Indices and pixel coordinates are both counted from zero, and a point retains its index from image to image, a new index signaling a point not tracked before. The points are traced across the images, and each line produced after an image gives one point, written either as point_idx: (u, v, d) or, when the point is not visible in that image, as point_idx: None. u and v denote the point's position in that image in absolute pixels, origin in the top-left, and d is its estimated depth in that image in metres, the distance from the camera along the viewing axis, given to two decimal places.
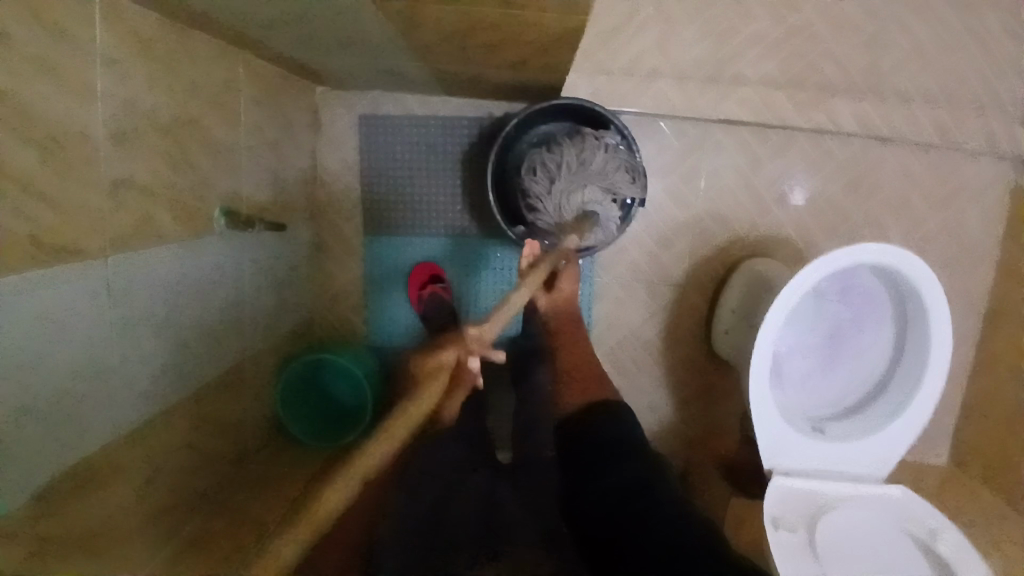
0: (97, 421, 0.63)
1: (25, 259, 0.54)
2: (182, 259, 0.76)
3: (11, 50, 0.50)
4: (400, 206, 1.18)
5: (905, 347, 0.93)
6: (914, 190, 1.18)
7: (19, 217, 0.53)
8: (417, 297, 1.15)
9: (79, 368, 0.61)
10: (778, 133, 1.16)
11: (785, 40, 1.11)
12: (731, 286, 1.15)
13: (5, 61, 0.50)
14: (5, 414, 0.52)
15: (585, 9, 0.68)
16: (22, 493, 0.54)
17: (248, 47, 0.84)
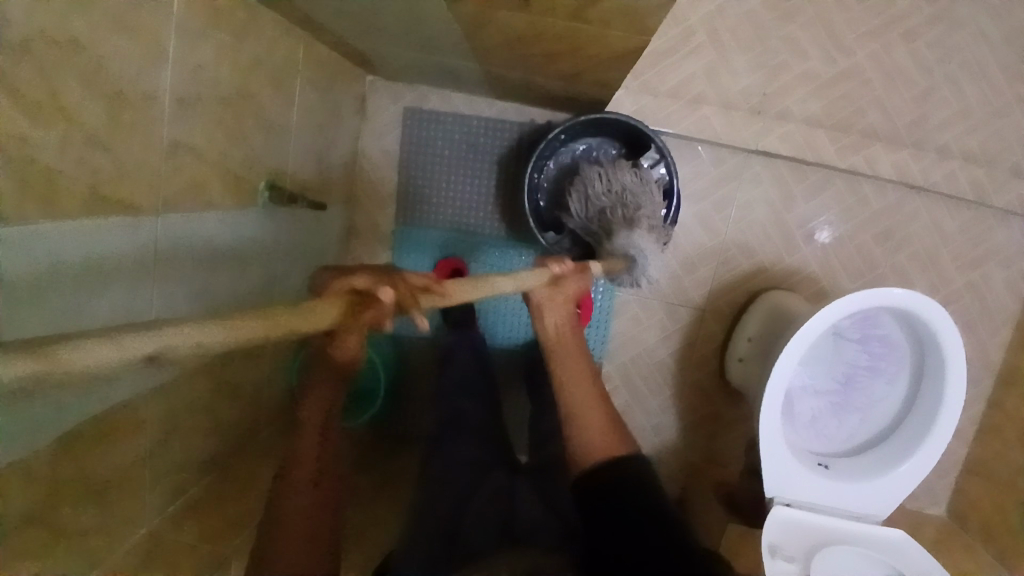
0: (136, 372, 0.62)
1: (78, 206, 0.55)
2: (220, 223, 0.78)
3: (94, 3, 0.52)
4: (434, 201, 1.20)
5: (919, 395, 0.93)
6: (943, 244, 1.19)
7: (83, 167, 0.55)
8: None
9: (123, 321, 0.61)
10: (815, 172, 1.17)
11: (834, 83, 1.12)
12: (750, 315, 1.16)
13: (88, 15, 0.52)
14: None
15: (646, 31, 0.69)
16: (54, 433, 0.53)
17: (314, 30, 0.86)
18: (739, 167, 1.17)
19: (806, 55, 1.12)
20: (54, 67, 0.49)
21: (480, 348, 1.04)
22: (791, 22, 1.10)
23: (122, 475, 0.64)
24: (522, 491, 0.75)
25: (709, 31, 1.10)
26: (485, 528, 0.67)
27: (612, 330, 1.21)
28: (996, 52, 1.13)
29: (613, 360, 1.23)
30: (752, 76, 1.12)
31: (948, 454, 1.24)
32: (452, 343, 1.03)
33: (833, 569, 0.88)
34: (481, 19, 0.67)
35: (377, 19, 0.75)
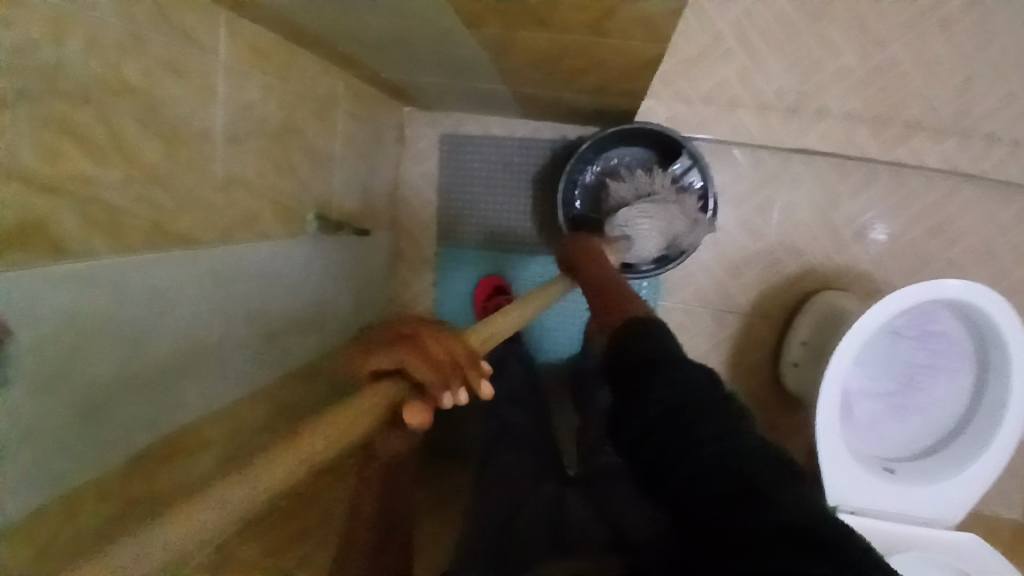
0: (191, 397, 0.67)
1: (141, 238, 0.60)
2: (277, 255, 0.83)
3: (148, 52, 0.58)
4: (473, 221, 1.23)
5: (985, 392, 0.89)
6: (1003, 234, 1.13)
7: (145, 203, 0.60)
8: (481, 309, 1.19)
9: (183, 347, 0.66)
10: (860, 168, 1.14)
11: (873, 75, 1.10)
12: (802, 318, 1.12)
13: (143, 65, 0.57)
14: (113, 379, 0.57)
15: (666, 38, 0.70)
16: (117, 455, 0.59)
17: (351, 66, 0.92)
18: (779, 167, 1.15)
19: (841, 49, 1.09)
20: (113, 111, 0.55)
21: (524, 362, 1.05)
22: (824, 18, 1.09)
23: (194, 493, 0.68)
24: (570, 500, 0.70)
25: (738, 35, 1.10)
26: (535, 521, 0.66)
27: None
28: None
29: None
30: (785, 75, 1.10)
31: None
32: (496, 359, 1.05)
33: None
34: (504, 41, 0.70)
35: (409, 52, 0.79)
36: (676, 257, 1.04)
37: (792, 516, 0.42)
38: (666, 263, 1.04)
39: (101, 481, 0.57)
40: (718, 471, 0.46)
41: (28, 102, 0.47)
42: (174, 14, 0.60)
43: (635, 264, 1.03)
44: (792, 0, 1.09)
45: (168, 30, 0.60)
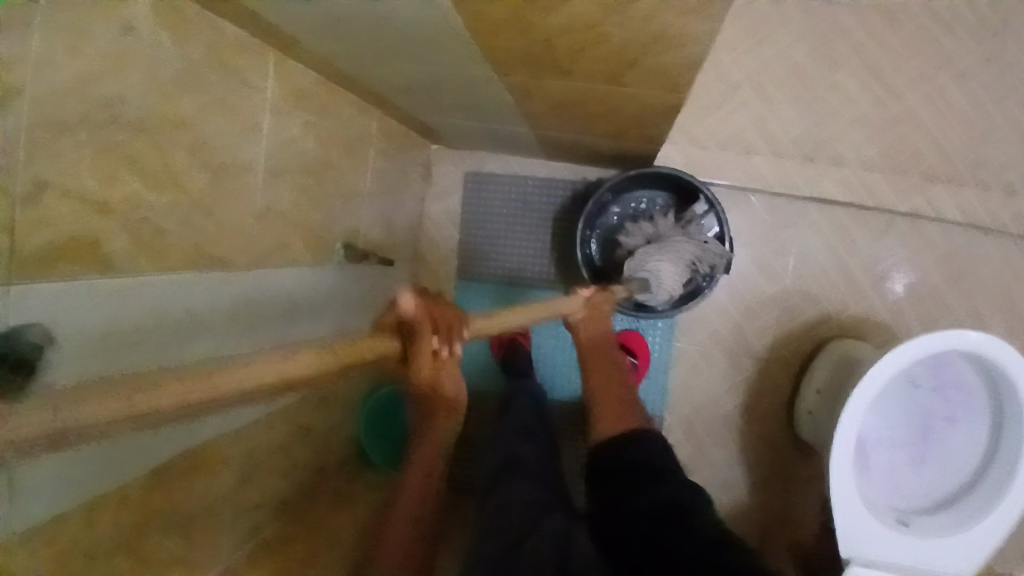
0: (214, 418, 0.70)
1: (183, 260, 0.64)
2: (304, 280, 0.87)
3: (201, 91, 0.63)
4: (493, 257, 1.27)
5: (1001, 444, 0.88)
6: (1021, 286, 1.13)
7: (188, 227, 0.64)
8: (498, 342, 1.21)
9: None
10: (877, 216, 1.15)
11: (889, 126, 1.12)
12: (818, 364, 1.12)
13: (196, 101, 0.62)
14: None
15: (684, 89, 0.74)
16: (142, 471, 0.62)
17: (384, 107, 0.97)
18: (796, 213, 1.17)
19: (856, 100, 1.13)
20: (167, 142, 0.60)
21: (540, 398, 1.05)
22: (839, 71, 1.12)
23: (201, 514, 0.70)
24: (579, 535, 0.71)
25: (756, 85, 1.14)
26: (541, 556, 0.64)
27: (672, 380, 1.21)
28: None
29: (675, 412, 1.21)
30: (802, 124, 1.13)
31: None
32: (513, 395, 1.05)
33: None
34: (529, 87, 0.74)
35: (442, 95, 0.84)
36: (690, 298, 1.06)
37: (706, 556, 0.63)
38: (681, 306, 1.05)
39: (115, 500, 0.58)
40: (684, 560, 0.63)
41: (92, 130, 0.51)
42: (227, 56, 0.65)
43: (651, 303, 1.05)
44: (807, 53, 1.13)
45: (222, 70, 0.65)
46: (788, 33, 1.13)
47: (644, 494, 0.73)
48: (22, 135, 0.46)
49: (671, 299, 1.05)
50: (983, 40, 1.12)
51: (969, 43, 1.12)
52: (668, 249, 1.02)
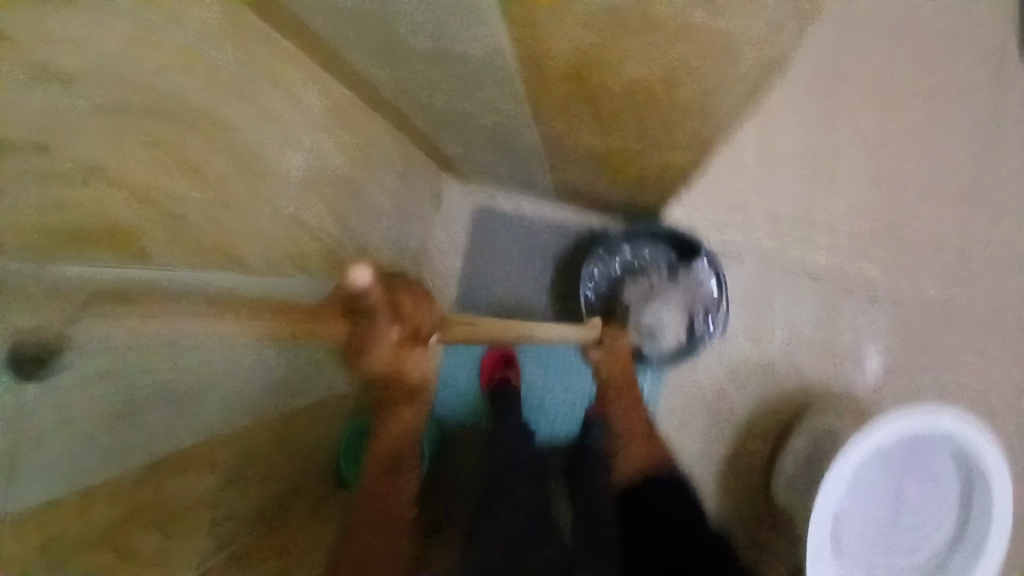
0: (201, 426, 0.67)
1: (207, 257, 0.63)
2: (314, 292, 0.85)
3: (254, 99, 0.65)
4: (491, 291, 1.29)
5: (967, 534, 0.95)
6: (981, 371, 1.22)
7: (218, 225, 0.64)
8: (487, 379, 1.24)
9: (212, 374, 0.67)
10: (861, 292, 1.22)
11: (876, 210, 1.21)
12: (799, 435, 1.14)
13: (249, 108, 0.64)
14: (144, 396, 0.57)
15: (707, 154, 0.79)
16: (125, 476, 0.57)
17: (412, 134, 1.00)
18: (787, 282, 1.21)
19: (852, 180, 1.20)
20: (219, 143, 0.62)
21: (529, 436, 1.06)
22: (840, 152, 1.20)
23: (185, 515, 0.66)
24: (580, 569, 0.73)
25: (758, 153, 1.19)
26: None
27: None
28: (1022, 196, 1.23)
29: None
30: (799, 197, 1.20)
31: None
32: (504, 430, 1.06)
33: None
34: (563, 135, 0.78)
35: (475, 131, 0.88)
36: (683, 354, 1.11)
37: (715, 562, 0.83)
38: (670, 358, 1.11)
39: (109, 492, 0.55)
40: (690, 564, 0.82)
41: (146, 118, 0.52)
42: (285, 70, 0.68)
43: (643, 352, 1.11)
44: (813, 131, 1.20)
45: (274, 81, 0.68)
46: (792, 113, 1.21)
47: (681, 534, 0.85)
48: (90, 120, 0.47)
49: (661, 351, 1.11)
50: (972, 142, 1.22)
51: (961, 144, 1.21)
52: (667, 301, 1.10)
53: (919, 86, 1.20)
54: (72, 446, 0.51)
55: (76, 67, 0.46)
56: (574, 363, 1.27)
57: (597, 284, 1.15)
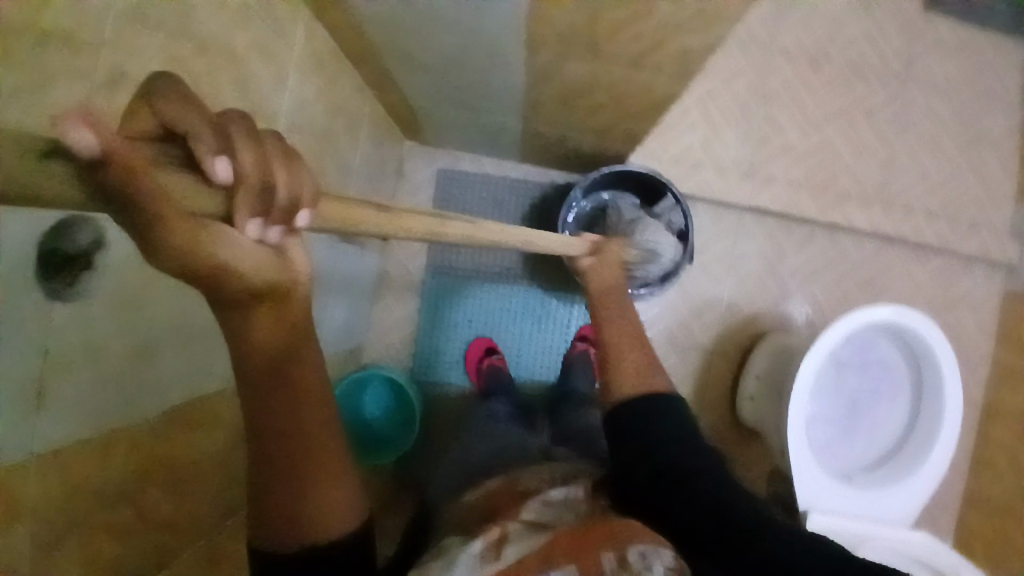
0: (187, 372, 0.66)
1: None
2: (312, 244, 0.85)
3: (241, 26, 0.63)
4: (462, 269, 1.29)
5: (921, 410, 1.07)
6: (918, 292, 1.36)
7: None
8: (474, 369, 1.25)
9: (187, 322, 0.65)
10: (800, 227, 1.34)
11: (811, 153, 1.32)
12: (757, 354, 1.25)
13: (233, 35, 0.62)
14: (132, 345, 0.57)
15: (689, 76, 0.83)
16: (125, 419, 0.58)
17: (382, 89, 0.99)
18: (735, 228, 1.32)
19: (783, 130, 1.31)
20: (218, 66, 0.61)
21: (508, 409, 1.02)
22: (777, 124, 1.31)
23: (201, 473, 0.73)
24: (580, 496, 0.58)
25: (699, 139, 1.29)
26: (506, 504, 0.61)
27: None
28: (940, 116, 1.36)
29: None
30: (740, 147, 1.30)
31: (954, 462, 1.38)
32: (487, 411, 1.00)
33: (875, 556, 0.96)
34: (550, 68, 0.81)
35: (456, 81, 0.89)
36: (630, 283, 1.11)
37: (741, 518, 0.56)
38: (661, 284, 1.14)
39: (131, 440, 0.59)
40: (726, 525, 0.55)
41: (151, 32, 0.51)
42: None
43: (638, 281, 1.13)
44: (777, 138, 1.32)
45: (279, 22, 0.70)
46: (722, 73, 1.29)
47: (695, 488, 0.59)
48: (108, 22, 0.47)
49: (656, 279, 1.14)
50: (886, 90, 1.34)
51: (876, 87, 1.34)
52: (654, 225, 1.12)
53: (837, 84, 1.33)
54: (101, 382, 0.54)
55: None
56: (547, 314, 1.29)
57: (578, 215, 1.18)
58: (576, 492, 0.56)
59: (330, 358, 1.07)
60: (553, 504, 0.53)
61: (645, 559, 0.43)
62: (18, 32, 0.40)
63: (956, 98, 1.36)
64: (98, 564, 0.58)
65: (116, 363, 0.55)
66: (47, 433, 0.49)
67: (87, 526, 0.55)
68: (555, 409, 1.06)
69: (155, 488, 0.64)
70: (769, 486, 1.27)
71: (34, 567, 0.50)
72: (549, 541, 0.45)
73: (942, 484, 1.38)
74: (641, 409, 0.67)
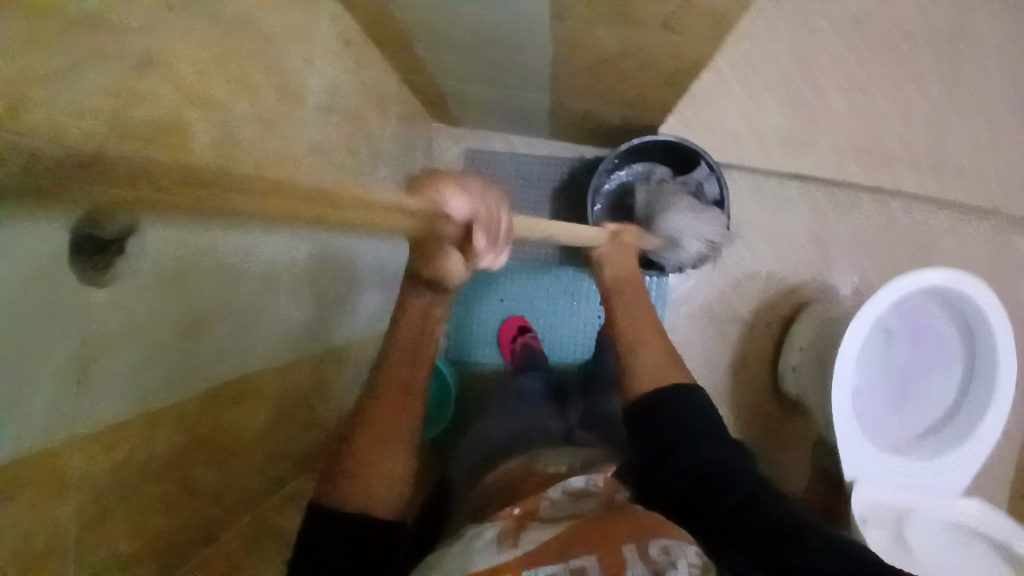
0: (228, 352, 0.68)
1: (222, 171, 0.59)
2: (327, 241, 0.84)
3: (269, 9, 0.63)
4: None
5: (973, 381, 1.02)
6: (971, 259, 1.30)
7: (219, 131, 0.59)
8: (508, 348, 1.25)
9: (228, 303, 0.66)
10: (845, 195, 1.28)
11: (856, 116, 1.26)
12: (800, 327, 1.21)
13: (261, 19, 0.63)
14: (173, 326, 0.59)
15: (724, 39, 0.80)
16: (169, 398, 0.60)
17: (409, 70, 0.99)
18: (774, 197, 1.28)
19: (826, 95, 1.26)
20: (247, 49, 0.61)
21: (540, 386, 1.02)
22: (818, 87, 1.25)
23: (246, 448, 0.75)
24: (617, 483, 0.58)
25: (736, 107, 1.24)
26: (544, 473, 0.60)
27: (669, 322, 1.29)
28: (994, 70, 1.28)
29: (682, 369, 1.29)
30: (781, 114, 1.25)
31: (1011, 435, 1.32)
32: (522, 386, 1.01)
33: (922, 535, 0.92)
34: (578, 38, 0.79)
35: (482, 57, 0.88)
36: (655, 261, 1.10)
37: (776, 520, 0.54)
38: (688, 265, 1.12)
39: (175, 417, 0.61)
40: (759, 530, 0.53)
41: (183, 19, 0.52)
42: None
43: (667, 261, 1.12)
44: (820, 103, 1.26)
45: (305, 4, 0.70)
46: (758, 37, 1.24)
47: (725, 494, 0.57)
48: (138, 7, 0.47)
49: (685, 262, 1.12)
50: (936, 47, 1.27)
51: (925, 43, 1.27)
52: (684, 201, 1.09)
53: (882, 43, 1.26)
54: (144, 361, 0.56)
55: None
56: (581, 291, 1.28)
57: (610, 188, 1.18)
58: (597, 480, 0.54)
59: (365, 336, 1.09)
60: (572, 495, 0.52)
61: (668, 554, 0.42)
62: (52, 20, 0.41)
63: (1013, 51, 1.28)
64: (148, 533, 0.61)
65: (159, 342, 0.57)
66: (93, 409, 0.52)
67: (135, 499, 0.58)
68: (590, 386, 1.05)
69: (199, 464, 0.67)
70: (812, 462, 1.25)
71: (84, 531, 0.53)
72: (571, 527, 0.46)
73: (998, 459, 1.32)
74: (672, 404, 0.68)
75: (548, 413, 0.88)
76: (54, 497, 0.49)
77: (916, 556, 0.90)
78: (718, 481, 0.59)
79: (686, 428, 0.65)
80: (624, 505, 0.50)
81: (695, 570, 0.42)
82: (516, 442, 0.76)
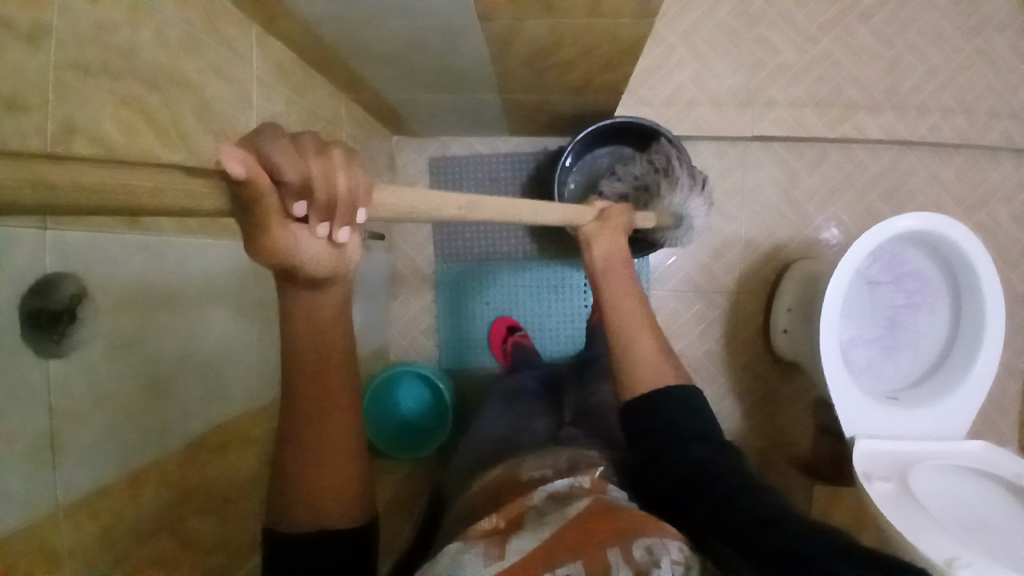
0: (196, 402, 0.68)
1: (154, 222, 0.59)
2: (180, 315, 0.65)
3: (192, 53, 0.63)
4: (473, 252, 1.29)
5: (962, 316, 1.01)
6: (945, 195, 1.29)
7: None
8: (500, 350, 1.25)
9: (187, 356, 0.66)
10: (811, 148, 1.28)
11: (811, 68, 1.25)
12: (785, 286, 1.21)
13: (185, 65, 0.62)
14: (140, 384, 0.59)
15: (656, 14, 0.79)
16: (149, 454, 0.60)
17: (355, 90, 0.99)
18: (740, 160, 1.28)
19: (777, 51, 1.25)
20: (175, 97, 0.61)
21: (530, 386, 1.01)
22: (769, 45, 1.24)
23: (241, 491, 0.76)
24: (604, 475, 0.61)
25: (689, 76, 1.24)
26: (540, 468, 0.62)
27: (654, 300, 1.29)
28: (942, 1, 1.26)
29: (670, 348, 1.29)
30: (735, 76, 1.24)
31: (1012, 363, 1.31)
32: (515, 386, 1.00)
33: (926, 482, 0.92)
34: (509, 33, 0.78)
35: (419, 66, 0.87)
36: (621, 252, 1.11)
37: (754, 506, 0.54)
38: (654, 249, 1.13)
39: (160, 471, 0.62)
40: (738, 516, 0.54)
41: (104, 82, 0.52)
42: (215, 21, 0.67)
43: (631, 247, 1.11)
44: (773, 60, 1.25)
45: (231, 42, 0.70)
46: (701, 3, 1.24)
47: (711, 489, 0.58)
48: (51, 75, 0.47)
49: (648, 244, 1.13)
50: None
51: None
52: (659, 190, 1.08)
53: None
54: (116, 422, 0.56)
55: (37, 22, 0.46)
56: (562, 282, 1.27)
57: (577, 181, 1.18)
58: (583, 481, 0.56)
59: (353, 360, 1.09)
60: (554, 498, 0.54)
61: (652, 554, 0.44)
62: None
63: None
64: None
65: (130, 401, 0.58)
66: (76, 478, 0.52)
67: (132, 560, 0.58)
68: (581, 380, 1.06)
69: (195, 513, 0.67)
70: (815, 417, 1.25)
71: None
72: (555, 533, 0.47)
73: (1001, 390, 1.31)
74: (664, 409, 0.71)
75: (539, 413, 0.89)
76: (45, 572, 0.49)
77: (923, 502, 0.88)
78: (703, 478, 0.60)
79: (673, 433, 0.68)
80: (612, 504, 0.51)
81: (679, 566, 0.44)
82: (508, 443, 0.77)
